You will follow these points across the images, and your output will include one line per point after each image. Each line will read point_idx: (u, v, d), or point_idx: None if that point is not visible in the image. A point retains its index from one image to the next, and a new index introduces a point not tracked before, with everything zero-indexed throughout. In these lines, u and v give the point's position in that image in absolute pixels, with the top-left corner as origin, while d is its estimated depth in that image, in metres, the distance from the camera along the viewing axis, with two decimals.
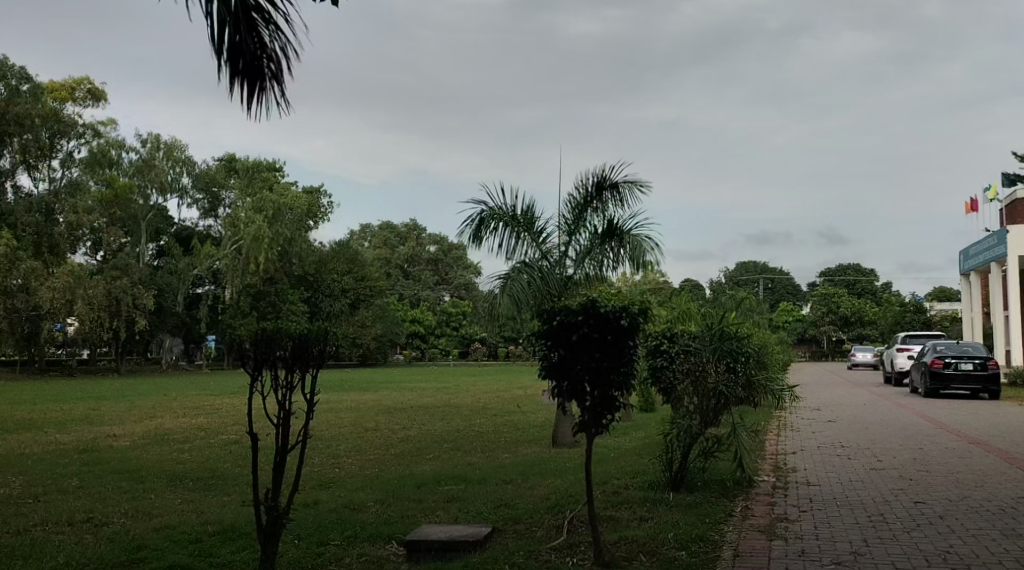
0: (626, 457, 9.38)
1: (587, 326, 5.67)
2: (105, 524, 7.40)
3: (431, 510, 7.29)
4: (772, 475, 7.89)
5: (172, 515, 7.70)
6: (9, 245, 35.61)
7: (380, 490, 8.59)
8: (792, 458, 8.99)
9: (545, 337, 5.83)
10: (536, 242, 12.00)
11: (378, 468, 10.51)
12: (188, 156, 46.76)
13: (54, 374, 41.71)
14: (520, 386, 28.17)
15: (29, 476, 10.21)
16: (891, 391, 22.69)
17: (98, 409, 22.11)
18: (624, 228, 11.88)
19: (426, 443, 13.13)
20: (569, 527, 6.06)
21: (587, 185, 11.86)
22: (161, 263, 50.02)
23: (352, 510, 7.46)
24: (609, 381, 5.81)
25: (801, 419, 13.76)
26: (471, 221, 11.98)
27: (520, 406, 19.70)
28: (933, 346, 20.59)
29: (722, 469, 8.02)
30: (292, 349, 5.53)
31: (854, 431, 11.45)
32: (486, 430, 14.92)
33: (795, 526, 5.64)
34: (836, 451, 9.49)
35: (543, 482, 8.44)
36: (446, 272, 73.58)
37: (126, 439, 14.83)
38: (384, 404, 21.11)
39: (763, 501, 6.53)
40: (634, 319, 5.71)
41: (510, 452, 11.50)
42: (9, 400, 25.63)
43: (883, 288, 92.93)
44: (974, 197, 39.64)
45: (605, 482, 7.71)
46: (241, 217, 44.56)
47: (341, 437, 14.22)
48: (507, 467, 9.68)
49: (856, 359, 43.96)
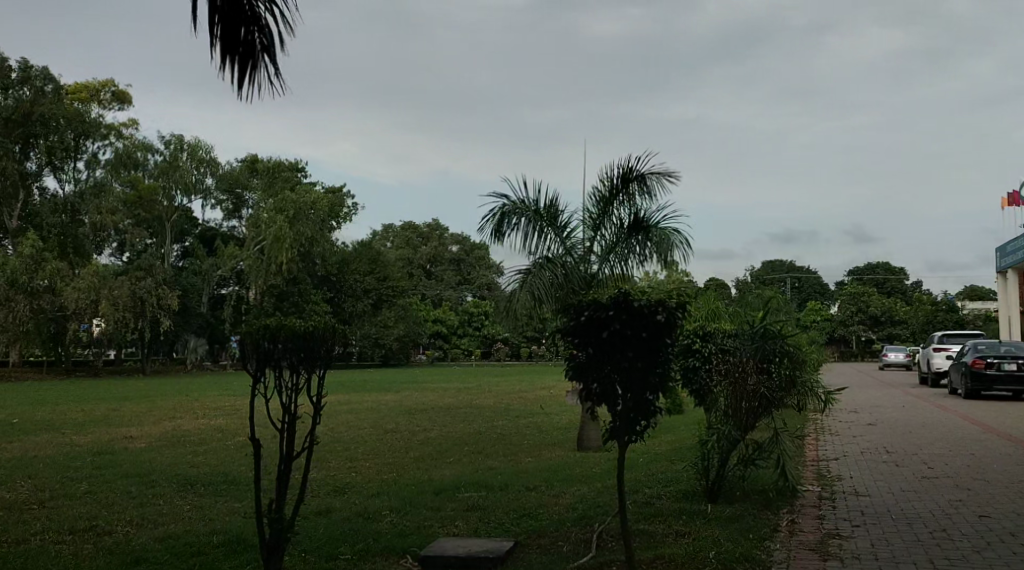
0: (657, 463, 8.89)
1: (618, 322, 5.20)
2: (108, 533, 7.03)
3: (449, 520, 6.84)
4: (815, 484, 7.35)
5: (179, 523, 7.32)
6: (35, 246, 36.64)
7: (396, 497, 8.15)
8: (836, 465, 8.42)
9: (572, 334, 5.38)
10: (560, 237, 11.53)
11: (396, 472, 10.11)
12: (212, 157, 46.28)
13: (80, 374, 42.10)
14: (545, 387, 27.65)
15: (37, 481, 9.87)
16: (929, 393, 21.85)
17: (119, 410, 21.94)
18: (651, 223, 11.34)
19: (447, 445, 12.71)
20: (598, 542, 5.61)
21: (613, 177, 11.36)
22: (185, 264, 50.13)
23: (366, 519, 7.02)
24: (643, 383, 5.37)
25: (839, 423, 13.11)
26: (492, 216, 11.53)
27: (544, 408, 19.20)
28: (974, 345, 19.77)
29: (762, 478, 7.48)
30: (297, 348, 5.10)
31: (898, 436, 10.85)
32: (510, 432, 14.44)
33: (849, 543, 5.12)
34: (880, 457, 8.94)
35: (569, 490, 7.97)
36: (469, 273, 73.15)
37: (143, 441, 14.51)
38: (406, 405, 20.69)
39: (810, 514, 5.99)
40: (672, 314, 5.21)
41: (535, 456, 11.01)
42: (33, 400, 25.82)
43: (913, 287, 91.03)
44: (1014, 191, 38.49)
45: (636, 490, 7.23)
46: (263, 218, 44.55)
47: (360, 439, 13.84)
48: (530, 474, 9.18)
49: (888, 360, 42.95)
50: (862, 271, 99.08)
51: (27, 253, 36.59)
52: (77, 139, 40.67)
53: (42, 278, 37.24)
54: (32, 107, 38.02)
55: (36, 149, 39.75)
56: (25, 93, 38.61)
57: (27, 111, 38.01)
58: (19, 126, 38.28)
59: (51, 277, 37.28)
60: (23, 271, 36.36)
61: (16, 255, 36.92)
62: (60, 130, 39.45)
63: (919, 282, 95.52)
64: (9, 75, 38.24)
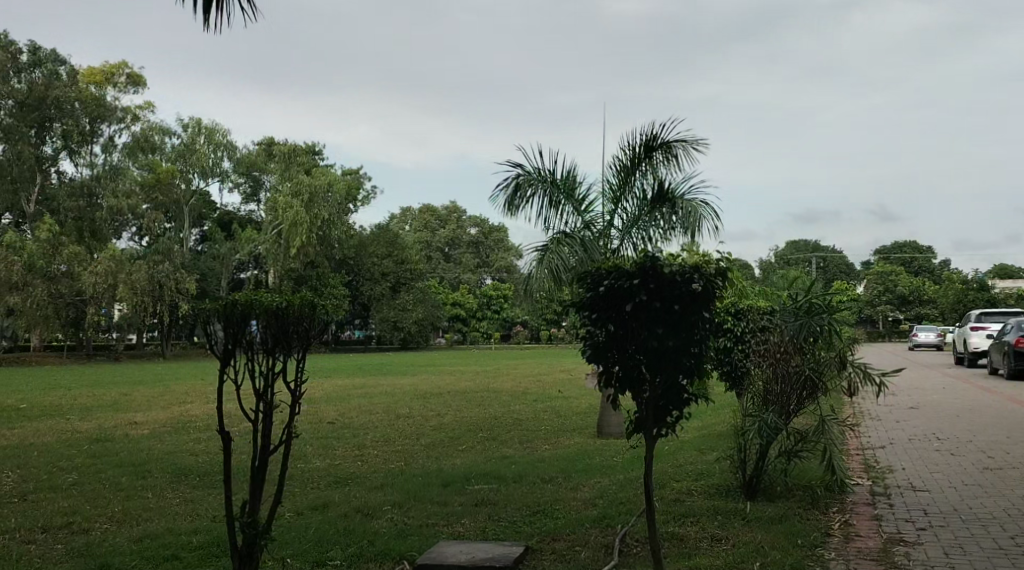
0: (684, 453, 8.17)
1: (645, 293, 4.59)
2: (85, 531, 6.44)
3: (454, 518, 6.15)
4: (865, 477, 6.60)
5: (162, 520, 6.71)
6: (50, 230, 36.62)
7: (401, 490, 7.49)
8: (882, 453, 7.67)
9: (589, 309, 4.78)
10: (578, 210, 10.77)
11: (404, 461, 9.45)
12: (230, 140, 45.60)
13: (99, 358, 41.91)
14: (565, 369, 26.95)
15: (24, 471, 9.29)
16: (968, 374, 20.90)
17: (130, 395, 21.49)
18: (676, 193, 10.52)
19: (460, 432, 12.06)
20: (620, 548, 4.94)
21: (635, 145, 10.54)
22: (202, 248, 49.78)
23: (364, 517, 6.39)
24: (676, 366, 4.73)
25: (879, 407, 12.29)
26: (506, 188, 10.77)
27: (562, 391, 18.52)
28: (1017, 322, 18.77)
29: (803, 472, 6.71)
30: (276, 328, 4.44)
31: (947, 420, 10.08)
32: (527, 417, 13.75)
33: (917, 551, 4.39)
34: (931, 444, 8.18)
35: (587, 482, 7.30)
36: (488, 256, 72.37)
37: (146, 427, 13.94)
38: (421, 389, 20.05)
39: (865, 514, 5.27)
40: (708, 284, 4.61)
41: (552, 444, 10.30)
42: (48, 385, 25.49)
43: (941, 265, 89.12)
44: None
45: (664, 485, 6.54)
46: (280, 202, 43.74)
47: (370, 425, 13.19)
48: (546, 463, 8.47)
49: (918, 340, 41.78)
50: (889, 251, 97.18)
51: (44, 237, 36.51)
52: (93, 123, 40.42)
53: (59, 263, 36.93)
54: (46, 91, 37.79)
55: (53, 131, 39.47)
56: (38, 76, 38.47)
57: (41, 94, 37.69)
58: (34, 110, 38.13)
59: (69, 261, 37.05)
60: (40, 255, 36.15)
61: (34, 240, 36.82)
62: (75, 115, 39.26)
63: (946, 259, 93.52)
64: (20, 57, 38.02)
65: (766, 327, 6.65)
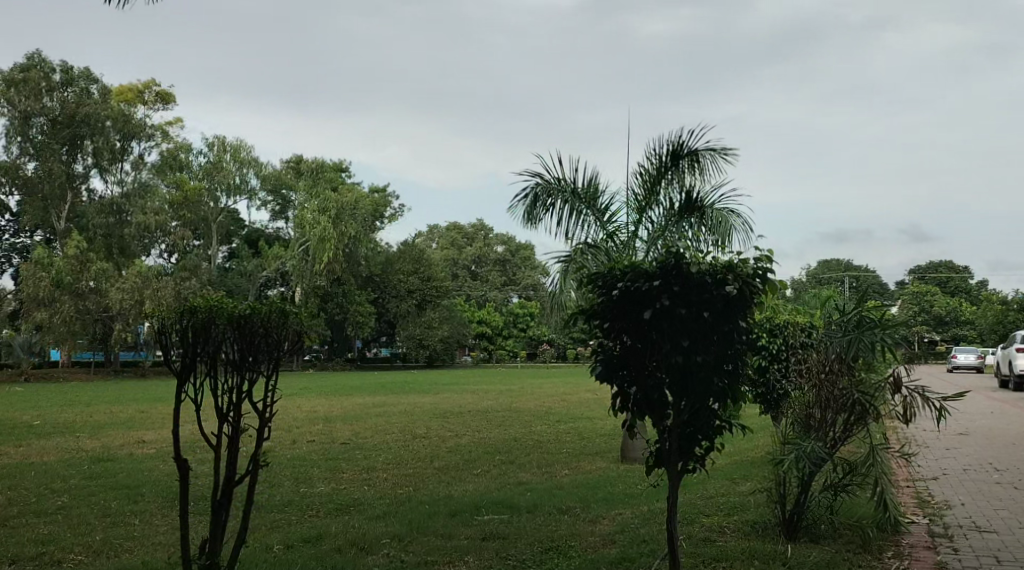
0: (715, 483, 7.49)
1: (666, 297, 3.98)
2: (55, 563, 5.91)
3: (458, 555, 5.51)
4: (919, 514, 5.88)
5: (142, 552, 6.17)
6: (76, 246, 36.63)
7: (404, 519, 6.89)
8: (936, 487, 6.88)
9: (603, 317, 4.21)
10: (601, 221, 10.13)
11: (414, 486, 8.83)
12: (256, 157, 45.42)
13: (125, 375, 41.73)
14: (592, 388, 26.16)
15: (14, 493, 8.84)
16: (1015, 397, 19.79)
17: (147, 412, 21.06)
18: (705, 203, 9.86)
19: (476, 454, 11.45)
20: None
21: (661, 152, 9.92)
22: (230, 265, 49.73)
23: (359, 552, 5.77)
24: (706, 387, 4.16)
25: (926, 433, 11.43)
26: (524, 198, 10.20)
27: (586, 412, 17.80)
28: None
29: (851, 507, 6.00)
30: (239, 346, 3.93)
31: (1002, 449, 9.21)
32: (547, 440, 13.05)
33: None
34: (989, 475, 7.40)
35: (608, 514, 6.66)
36: (515, 273, 71.72)
37: (152, 446, 13.46)
38: (442, 408, 19.44)
39: (927, 561, 4.60)
40: (744, 286, 4.03)
41: (572, 469, 9.65)
42: (69, 401, 25.21)
43: (979, 286, 86.93)
44: None
45: (692, 520, 5.88)
46: (307, 218, 43.28)
47: (384, 445, 12.63)
48: (566, 490, 7.81)
49: (956, 363, 40.28)
50: (924, 271, 95.30)
51: (70, 254, 36.53)
52: (124, 141, 40.27)
53: (87, 279, 36.79)
54: (77, 108, 38.03)
55: (85, 150, 39.29)
56: (69, 95, 38.74)
57: (71, 112, 37.99)
58: (66, 128, 38.47)
59: (97, 277, 36.89)
60: (68, 271, 36.18)
61: (62, 256, 36.96)
62: (106, 132, 39.05)
63: (984, 280, 91.07)
64: (52, 76, 38.24)
65: (807, 345, 6.03)
